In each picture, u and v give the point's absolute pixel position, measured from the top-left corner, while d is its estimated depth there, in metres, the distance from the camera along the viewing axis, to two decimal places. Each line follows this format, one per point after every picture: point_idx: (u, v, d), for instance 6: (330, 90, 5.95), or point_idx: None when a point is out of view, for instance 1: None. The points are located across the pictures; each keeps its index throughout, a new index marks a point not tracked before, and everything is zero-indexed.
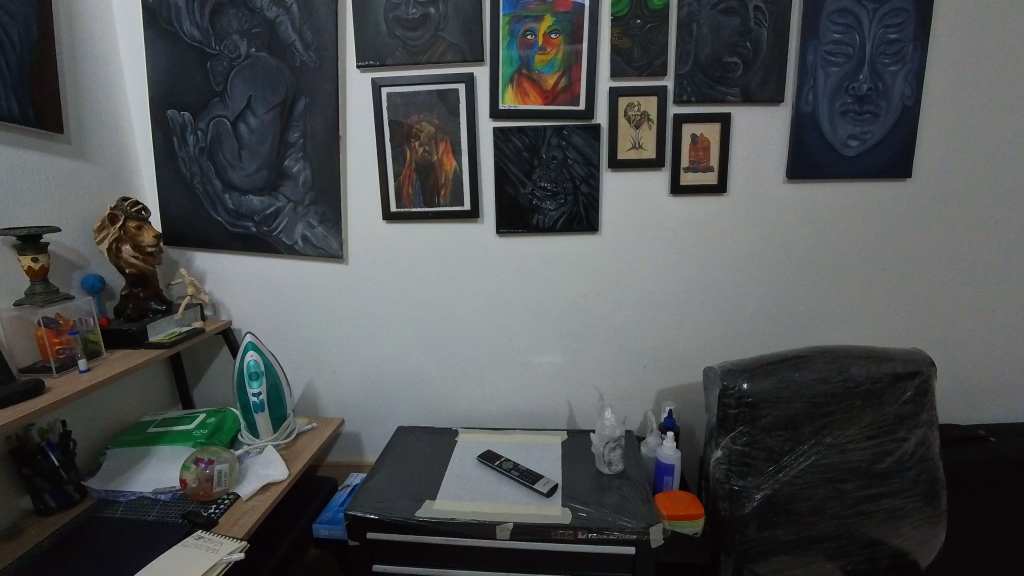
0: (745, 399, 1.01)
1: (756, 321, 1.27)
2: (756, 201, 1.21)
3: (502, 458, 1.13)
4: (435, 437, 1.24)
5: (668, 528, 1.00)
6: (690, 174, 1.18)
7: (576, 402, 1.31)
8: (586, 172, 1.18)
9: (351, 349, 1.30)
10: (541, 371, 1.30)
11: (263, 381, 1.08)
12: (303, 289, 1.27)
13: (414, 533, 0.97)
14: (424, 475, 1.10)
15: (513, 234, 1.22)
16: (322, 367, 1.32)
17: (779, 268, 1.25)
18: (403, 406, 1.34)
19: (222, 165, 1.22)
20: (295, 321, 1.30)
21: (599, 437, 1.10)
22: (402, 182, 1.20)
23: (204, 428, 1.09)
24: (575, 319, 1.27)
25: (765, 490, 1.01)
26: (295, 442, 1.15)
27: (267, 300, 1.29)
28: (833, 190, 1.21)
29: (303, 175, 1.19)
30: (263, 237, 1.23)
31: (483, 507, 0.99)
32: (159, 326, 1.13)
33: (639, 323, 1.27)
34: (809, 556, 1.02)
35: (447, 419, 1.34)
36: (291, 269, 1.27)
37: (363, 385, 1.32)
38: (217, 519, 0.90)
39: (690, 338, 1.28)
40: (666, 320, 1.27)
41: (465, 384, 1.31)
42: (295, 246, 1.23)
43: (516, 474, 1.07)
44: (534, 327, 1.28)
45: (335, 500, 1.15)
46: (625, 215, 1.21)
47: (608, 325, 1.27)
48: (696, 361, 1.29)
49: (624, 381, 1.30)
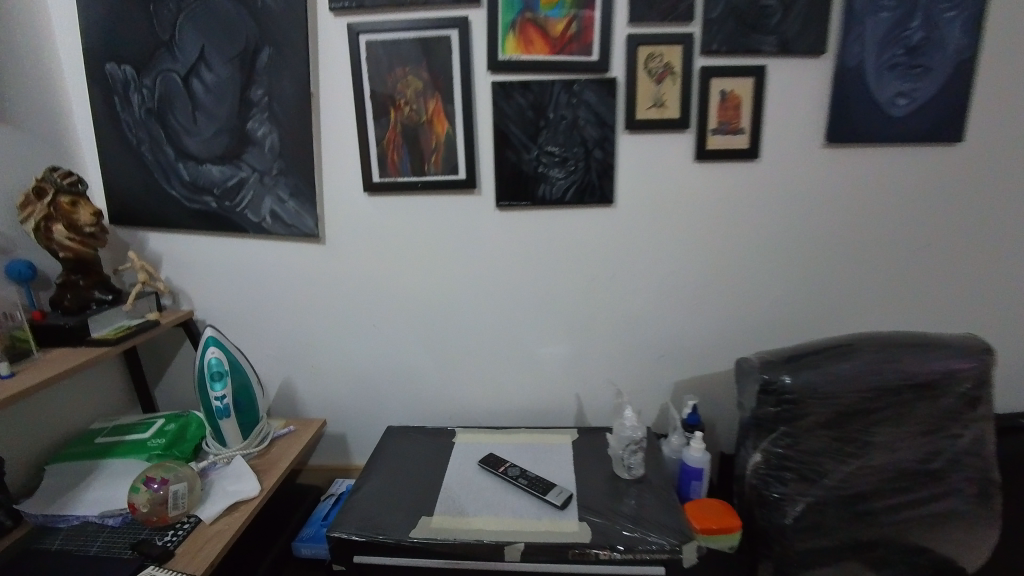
0: (788, 395, 0.88)
1: (788, 306, 1.14)
2: (791, 168, 1.07)
3: (507, 462, 1.00)
4: (429, 439, 1.11)
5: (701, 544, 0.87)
6: (717, 137, 1.03)
7: (586, 396, 1.17)
8: (599, 134, 1.02)
9: (332, 342, 1.15)
10: (548, 362, 1.16)
11: (228, 383, 0.92)
12: (275, 273, 1.12)
13: (410, 557, 0.84)
14: (419, 485, 0.97)
15: (514, 208, 1.07)
16: (299, 362, 1.16)
17: (815, 245, 1.11)
18: (392, 404, 1.19)
19: (173, 130, 1.04)
20: (267, 309, 1.14)
21: (616, 438, 0.97)
22: (386, 147, 1.03)
23: (162, 437, 0.94)
24: (584, 304, 1.13)
25: (808, 498, 0.89)
26: (270, 449, 1.01)
27: (234, 287, 1.13)
28: (877, 157, 1.07)
29: (270, 140, 1.02)
30: (225, 214, 1.06)
31: (487, 523, 0.86)
32: (104, 319, 0.96)
33: (657, 309, 1.13)
34: (853, 568, 0.91)
35: (442, 417, 1.20)
36: (260, 252, 1.10)
37: (347, 380, 1.17)
38: (174, 550, 0.76)
39: (713, 324, 1.14)
40: (687, 305, 1.13)
41: (461, 377, 1.17)
42: (264, 224, 1.06)
43: (525, 482, 0.94)
44: (539, 314, 1.13)
45: (317, 513, 1.02)
46: (642, 186, 1.06)
47: (623, 312, 1.13)
48: (719, 349, 1.15)
49: (639, 373, 1.16)
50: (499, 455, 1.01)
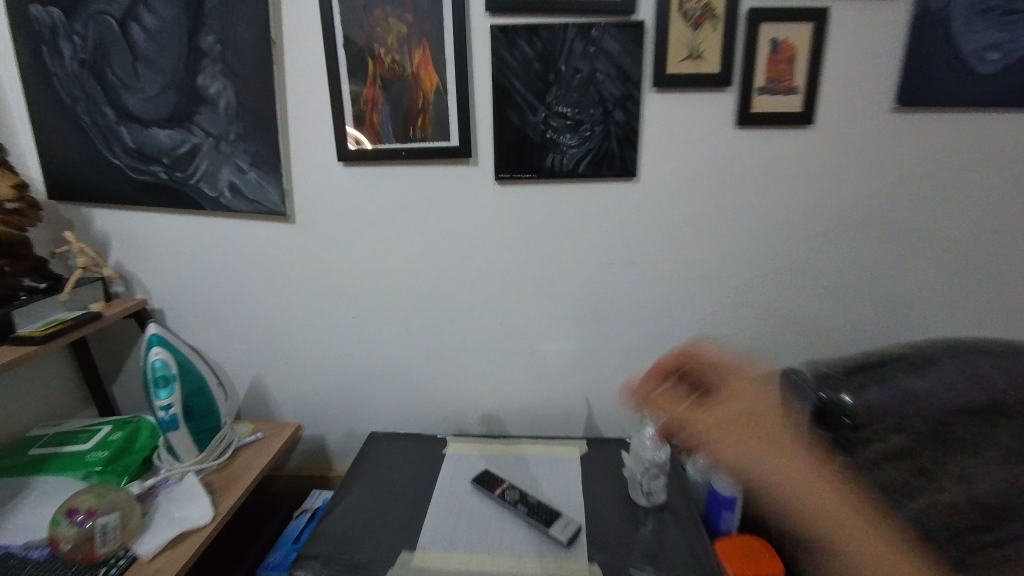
0: (848, 420, 0.65)
1: (839, 302, 0.96)
2: (852, 137, 0.88)
3: (504, 482, 0.86)
4: (417, 448, 0.97)
5: None
6: (765, 98, 0.85)
7: (597, 402, 1.02)
8: (620, 93, 0.84)
9: (307, 335, 1.01)
10: (553, 363, 1.00)
11: (175, 390, 0.79)
12: (240, 255, 0.96)
13: None
14: (401, 509, 0.83)
15: (516, 180, 0.90)
16: (271, 357, 1.02)
17: (876, 230, 0.92)
18: (376, 405, 1.05)
19: (112, 87, 0.87)
20: (233, 297, 0.99)
21: (635, 458, 0.82)
22: (364, 107, 0.86)
23: (104, 450, 0.81)
24: (596, 297, 0.96)
25: None
26: (232, 461, 0.87)
27: (194, 273, 0.98)
28: (960, 123, 0.87)
29: (225, 99, 0.85)
30: (177, 187, 0.91)
31: (478, 564, 0.72)
32: (35, 312, 0.82)
33: (682, 303, 0.96)
34: None
35: (432, 421, 1.06)
36: (221, 232, 0.95)
37: (326, 378, 1.04)
38: None
39: (749, 322, 0.97)
40: (718, 299, 0.96)
41: (455, 376, 1.03)
42: (222, 199, 0.90)
43: (525, 509, 0.80)
44: (544, 307, 0.97)
45: (288, 533, 0.88)
46: (671, 158, 0.88)
47: (642, 306, 0.96)
48: (755, 351, 0.98)
49: None
50: (495, 474, 0.87)
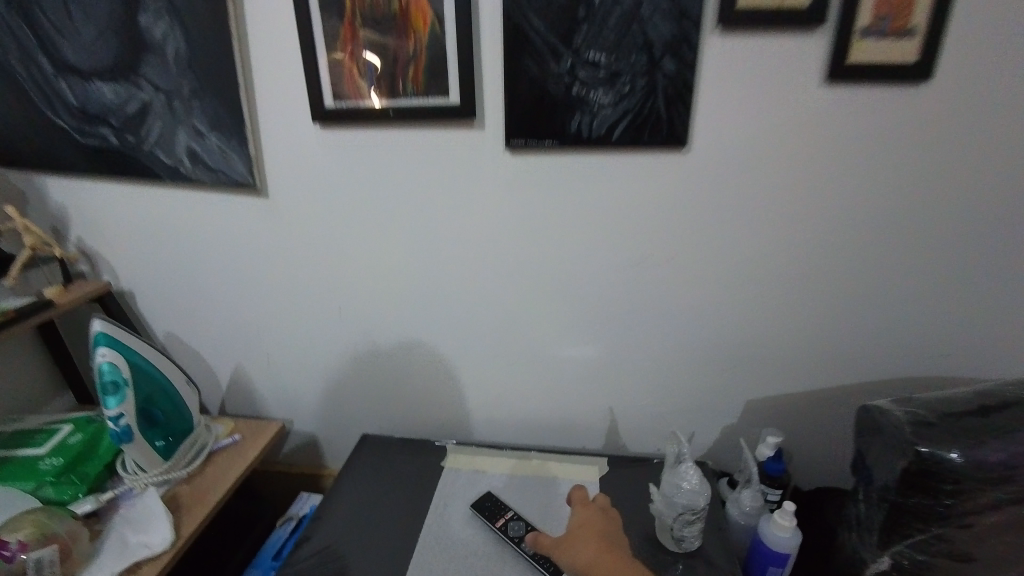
0: (950, 485, 0.53)
1: (940, 312, 0.75)
2: (993, 96, 0.64)
3: (509, 510, 0.74)
4: (412, 457, 0.86)
5: None
6: (870, 43, 0.62)
7: (621, 413, 0.87)
8: (670, 36, 0.63)
9: (291, 326, 0.89)
10: (570, 369, 0.85)
11: (126, 398, 0.67)
12: (210, 235, 0.83)
13: None
14: (388, 535, 0.72)
15: (531, 150, 0.71)
16: (253, 348, 0.91)
17: (1006, 222, 0.69)
18: (370, 403, 0.94)
19: (43, 31, 0.72)
20: (207, 281, 0.87)
21: (665, 496, 0.68)
22: (342, 55, 0.69)
23: (59, 457, 0.72)
24: (626, 296, 0.78)
25: None
26: (203, 469, 0.78)
27: (163, 252, 0.86)
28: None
29: (174, 45, 0.69)
30: (130, 154, 0.77)
31: None
32: None
33: (733, 306, 0.78)
34: None
35: (432, 423, 0.94)
36: (189, 206, 0.82)
37: (314, 372, 0.92)
38: None
39: (816, 333, 0.78)
40: (779, 304, 0.77)
41: (457, 378, 0.89)
42: (181, 168, 0.76)
43: (529, 550, 0.67)
44: (561, 306, 0.80)
45: (268, 548, 0.79)
46: (732, 123, 0.68)
47: (684, 308, 0.78)
48: (821, 367, 0.80)
49: (698, 390, 0.84)
50: (499, 500, 0.75)
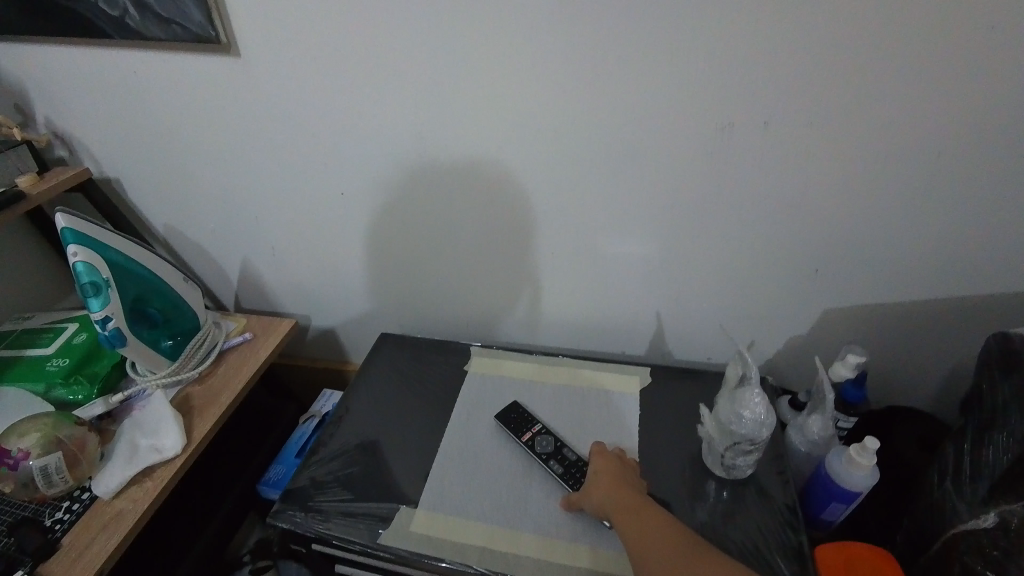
0: None
1: None
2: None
3: (537, 423, 0.66)
4: (433, 359, 0.79)
5: None
6: None
7: (670, 318, 0.75)
8: None
9: (293, 215, 0.78)
10: (613, 268, 0.72)
11: (110, 299, 0.61)
12: (183, 107, 0.70)
13: (382, 564, 0.58)
14: (406, 440, 0.68)
15: None
16: (256, 239, 0.82)
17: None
18: (390, 298, 0.86)
19: None
20: (193, 163, 0.76)
21: (717, 423, 0.58)
22: None
23: (65, 358, 0.69)
24: (689, 181, 0.62)
25: None
26: (215, 369, 0.74)
27: (136, 129, 0.74)
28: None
29: None
30: (65, 3, 0.61)
31: (494, 539, 0.57)
32: None
33: (832, 194, 0.60)
34: None
35: (458, 319, 0.86)
36: (150, 73, 0.67)
37: (325, 265, 0.83)
38: (58, 542, 0.55)
39: (939, 230, 0.60)
40: (895, 193, 0.58)
41: (481, 274, 0.78)
42: (128, 19, 0.61)
43: (558, 470, 0.61)
44: (605, 194, 0.65)
45: (292, 442, 0.79)
46: None
47: (765, 195, 0.61)
48: (935, 272, 0.63)
49: (768, 294, 0.70)
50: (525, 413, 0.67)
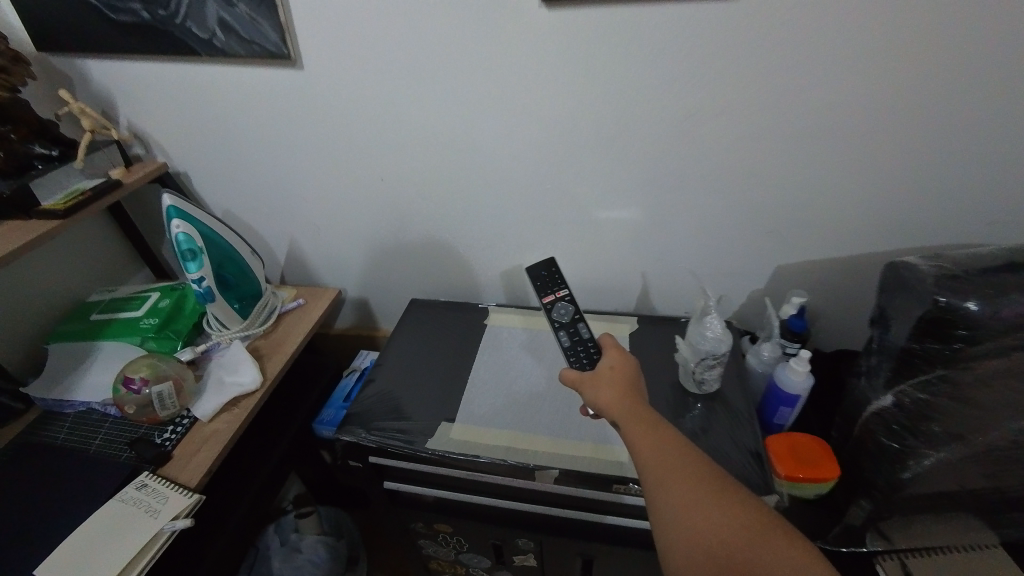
0: (964, 330, 0.55)
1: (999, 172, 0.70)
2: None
3: (564, 289, 0.76)
4: (457, 317, 0.95)
5: (783, 490, 0.67)
6: None
7: (654, 276, 0.91)
8: None
9: (337, 200, 0.93)
10: (604, 234, 0.88)
11: (204, 263, 0.76)
12: (250, 110, 0.85)
13: (427, 465, 0.75)
14: (441, 378, 0.84)
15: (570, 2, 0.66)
16: (303, 221, 0.97)
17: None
18: (417, 269, 1.01)
19: None
20: (254, 157, 0.90)
21: (689, 346, 0.74)
22: None
23: (155, 317, 0.83)
24: (662, 160, 0.78)
25: (943, 455, 0.63)
26: (277, 327, 0.89)
27: (208, 129, 0.88)
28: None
29: None
30: (163, 29, 0.76)
31: (518, 441, 0.73)
32: (52, 182, 0.77)
33: (775, 170, 0.76)
34: (951, 514, 0.71)
35: (476, 286, 1.02)
36: (226, 82, 0.82)
37: (361, 242, 0.99)
38: (170, 452, 0.69)
39: (859, 197, 0.76)
40: (823, 167, 0.74)
41: (495, 245, 0.94)
42: (215, 40, 0.76)
43: (565, 338, 0.71)
44: (597, 172, 0.81)
45: (338, 391, 0.93)
46: None
47: (723, 171, 0.77)
48: (857, 231, 0.79)
49: (731, 254, 0.86)
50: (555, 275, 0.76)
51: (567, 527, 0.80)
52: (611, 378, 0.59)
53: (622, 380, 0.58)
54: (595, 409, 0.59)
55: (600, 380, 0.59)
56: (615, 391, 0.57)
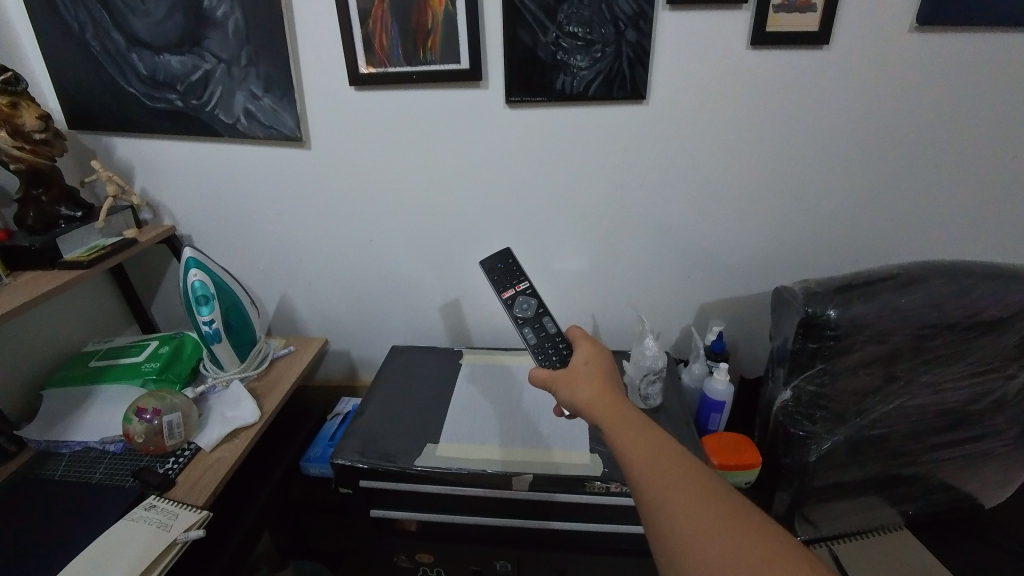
0: (831, 332, 0.74)
1: (842, 227, 0.96)
2: (881, 51, 0.82)
3: (523, 281, 0.87)
4: (435, 359, 1.07)
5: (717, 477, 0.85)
6: (782, 15, 0.79)
7: (602, 318, 1.09)
8: (634, 10, 0.80)
9: (328, 259, 1.07)
10: (560, 283, 1.06)
11: (215, 307, 0.86)
12: (258, 182, 0.99)
13: (414, 483, 0.83)
14: (423, 410, 0.94)
15: (528, 104, 0.88)
16: (295, 278, 1.09)
17: (892, 152, 0.90)
18: (397, 321, 1.14)
19: (118, 11, 0.86)
20: (255, 221, 1.03)
21: (634, 366, 0.91)
22: (372, 28, 0.84)
23: (156, 361, 0.89)
24: (604, 221, 0.98)
25: (835, 438, 0.81)
26: (270, 371, 0.97)
27: (216, 197, 1.01)
28: (1000, 36, 0.81)
29: (232, 21, 0.84)
30: (193, 115, 0.92)
31: (497, 454, 0.84)
32: (74, 238, 0.87)
33: (688, 228, 0.98)
34: (852, 497, 0.87)
35: (450, 334, 1.15)
36: (240, 159, 0.97)
37: (346, 297, 1.11)
38: (174, 479, 0.74)
39: (752, 247, 0.99)
40: (723, 225, 0.97)
41: (468, 295, 1.09)
42: (238, 125, 0.92)
43: (529, 335, 0.81)
44: (552, 231, 1.00)
45: (324, 432, 1.03)
46: (683, 78, 0.85)
47: (649, 229, 0.99)
48: (755, 275, 1.02)
49: (663, 296, 1.05)
50: (513, 269, 0.87)
51: (543, 539, 0.88)
52: (586, 376, 0.64)
53: (598, 378, 0.63)
54: (572, 406, 0.63)
55: (576, 379, 0.64)
56: (591, 388, 0.61)
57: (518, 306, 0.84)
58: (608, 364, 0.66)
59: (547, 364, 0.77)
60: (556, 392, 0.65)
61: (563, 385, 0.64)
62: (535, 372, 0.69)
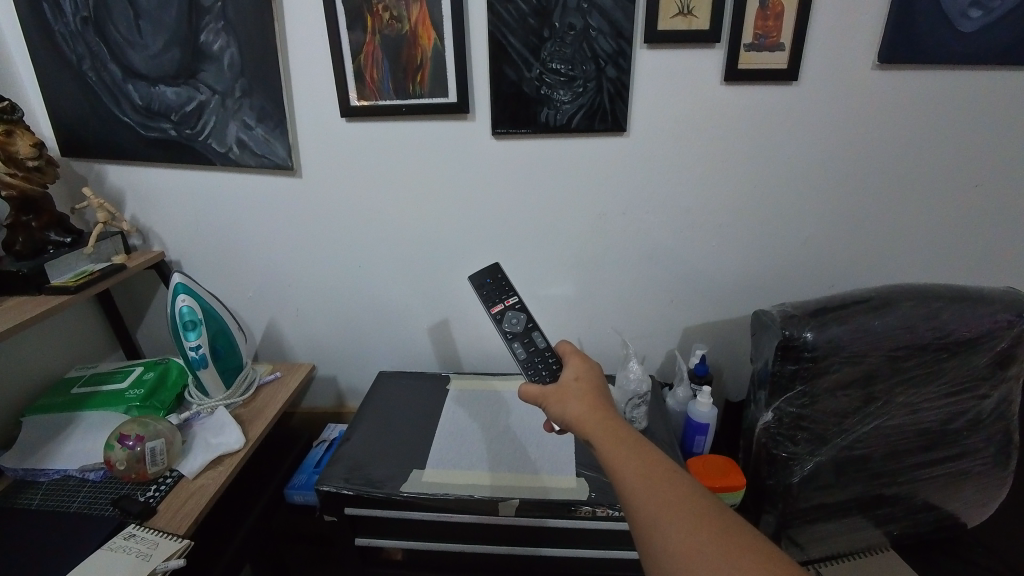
0: (809, 353, 0.77)
1: (817, 252, 1.00)
2: (845, 89, 0.87)
3: (512, 297, 0.88)
4: (423, 385, 1.08)
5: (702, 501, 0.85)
6: (753, 54, 0.84)
7: (588, 343, 1.10)
8: (614, 48, 0.84)
9: (317, 284, 1.08)
10: (547, 308, 1.07)
11: (202, 332, 0.87)
12: (248, 209, 1.01)
13: (400, 510, 0.82)
14: (410, 435, 0.94)
15: (514, 136, 0.92)
16: (283, 304, 1.10)
17: (860, 183, 0.94)
18: (385, 346, 1.14)
19: (116, 44, 0.88)
20: (244, 247, 1.05)
21: (619, 390, 0.92)
22: (363, 63, 0.87)
23: (140, 387, 0.89)
24: (588, 247, 1.01)
25: (817, 459, 0.82)
26: (256, 396, 0.97)
27: (206, 224, 1.03)
28: (954, 76, 0.87)
29: (228, 55, 0.87)
30: (186, 144, 0.94)
31: (484, 479, 0.84)
32: (62, 264, 0.87)
33: (670, 254, 1.01)
34: (837, 520, 0.88)
35: (437, 359, 1.15)
36: (231, 186, 0.99)
37: (334, 323, 1.11)
38: (155, 507, 0.73)
39: (731, 273, 1.02)
40: (703, 251, 1.00)
41: (456, 320, 1.10)
42: (230, 154, 0.94)
43: (519, 350, 0.82)
44: (537, 256, 1.03)
45: (309, 459, 1.02)
46: (662, 112, 0.89)
47: (632, 255, 1.01)
48: (736, 299, 1.04)
49: (647, 320, 1.07)
50: (503, 283, 0.89)
51: (529, 565, 0.87)
52: (576, 393, 0.64)
53: (588, 395, 0.63)
54: (562, 422, 0.63)
55: (567, 395, 0.64)
56: (582, 404, 0.62)
57: (507, 321, 0.86)
58: (598, 383, 0.67)
59: (537, 376, 0.77)
60: (546, 409, 0.66)
61: (552, 402, 0.65)
62: (525, 389, 0.69)
